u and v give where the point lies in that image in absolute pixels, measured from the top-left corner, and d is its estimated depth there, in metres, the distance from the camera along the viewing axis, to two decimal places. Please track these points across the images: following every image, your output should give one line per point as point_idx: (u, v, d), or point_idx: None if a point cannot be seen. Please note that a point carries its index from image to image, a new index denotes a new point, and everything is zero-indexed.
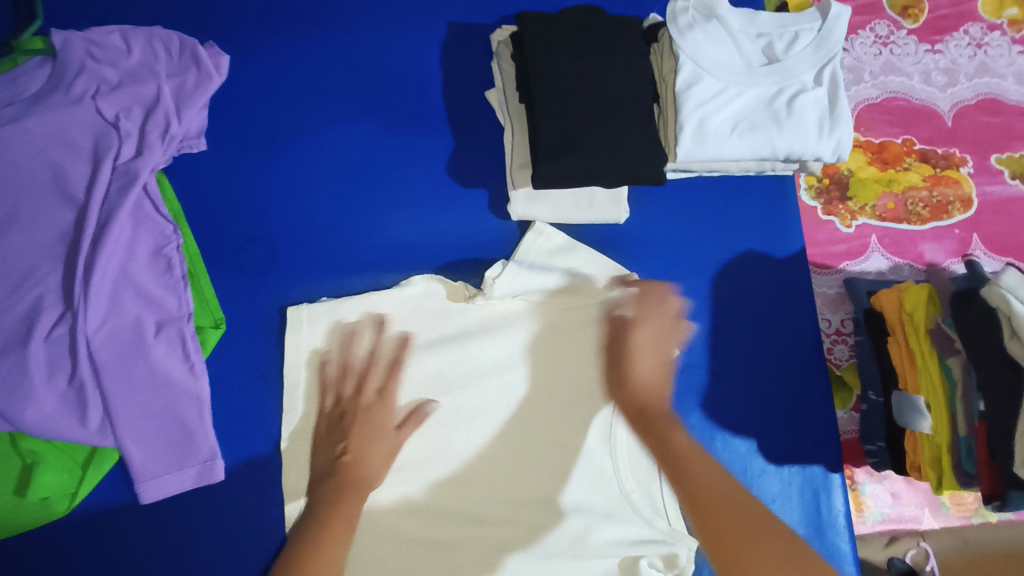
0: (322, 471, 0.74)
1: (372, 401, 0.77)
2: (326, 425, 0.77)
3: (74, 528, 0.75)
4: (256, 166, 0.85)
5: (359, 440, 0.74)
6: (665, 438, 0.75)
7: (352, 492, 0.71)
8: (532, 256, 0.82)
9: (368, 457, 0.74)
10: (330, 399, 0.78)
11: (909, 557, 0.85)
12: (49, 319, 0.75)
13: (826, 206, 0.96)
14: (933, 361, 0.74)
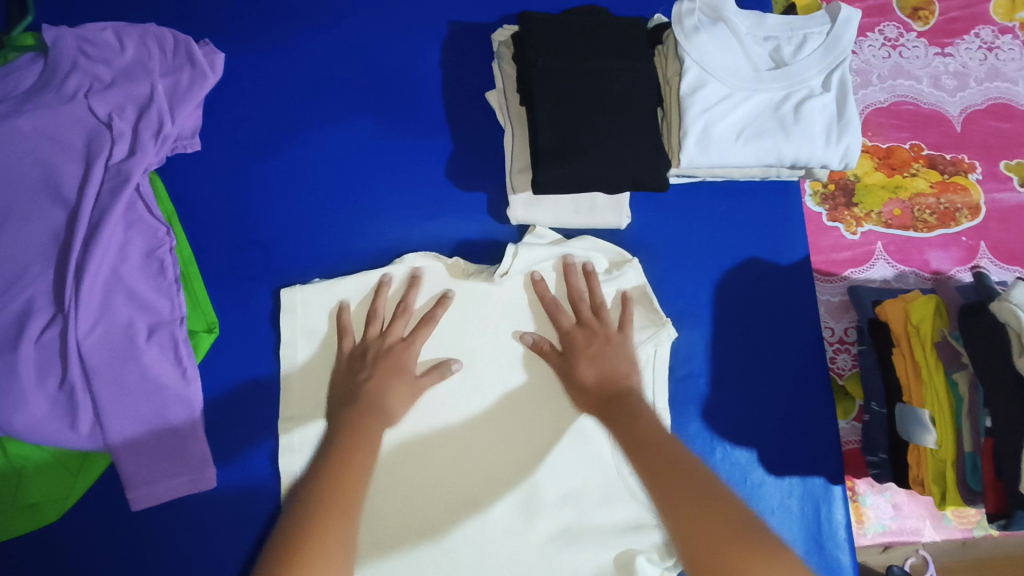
0: (342, 399, 0.70)
1: (400, 343, 0.75)
2: (348, 362, 0.74)
3: (63, 534, 0.74)
4: (250, 165, 0.84)
5: (383, 376, 0.72)
6: (628, 423, 0.64)
7: (371, 417, 0.67)
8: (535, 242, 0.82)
9: (391, 394, 0.71)
10: (351, 339, 0.77)
11: (908, 565, 0.88)
12: (40, 322, 0.74)
13: (831, 212, 0.94)
14: (939, 375, 0.73)
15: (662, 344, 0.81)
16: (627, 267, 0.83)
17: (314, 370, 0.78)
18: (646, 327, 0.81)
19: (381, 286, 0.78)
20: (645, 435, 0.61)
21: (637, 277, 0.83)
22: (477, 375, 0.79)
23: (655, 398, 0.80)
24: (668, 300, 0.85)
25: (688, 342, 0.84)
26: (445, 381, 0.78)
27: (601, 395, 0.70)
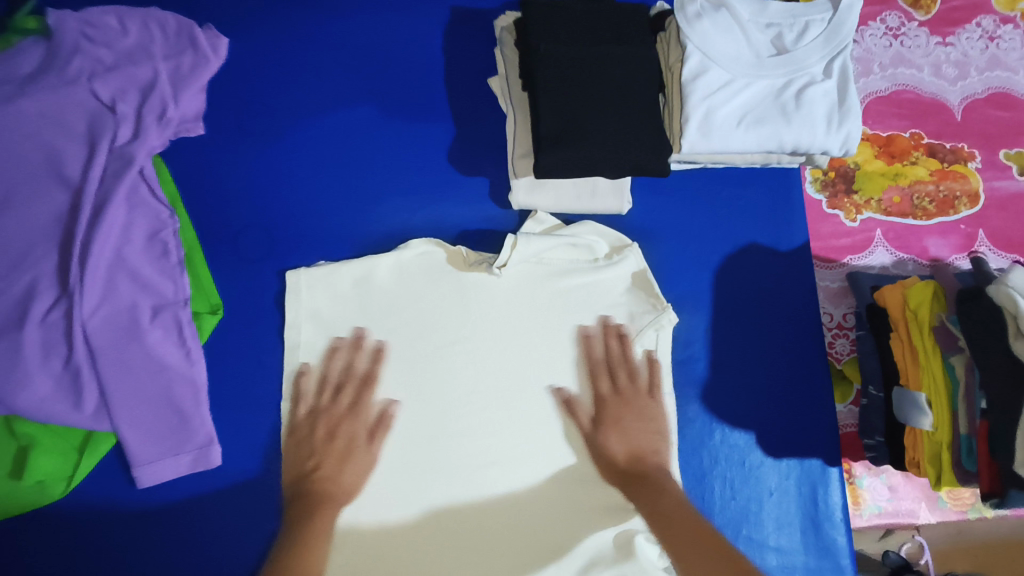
0: (297, 485, 0.72)
1: (352, 416, 0.76)
2: (302, 438, 0.75)
3: (65, 510, 0.75)
4: (253, 150, 0.84)
5: (335, 456, 0.74)
6: (649, 498, 0.69)
7: (326, 504, 0.70)
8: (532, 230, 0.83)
9: (344, 472, 0.73)
10: (303, 409, 0.77)
11: (903, 550, 0.86)
12: (45, 303, 0.74)
13: (831, 199, 0.95)
14: (936, 360, 0.74)
15: (663, 329, 0.83)
16: (627, 252, 0.84)
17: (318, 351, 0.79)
18: (646, 312, 0.83)
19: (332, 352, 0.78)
20: (673, 511, 0.67)
21: (637, 263, 0.84)
22: (478, 352, 0.81)
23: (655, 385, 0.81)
24: (667, 283, 0.86)
25: (690, 328, 0.85)
26: (459, 373, 0.80)
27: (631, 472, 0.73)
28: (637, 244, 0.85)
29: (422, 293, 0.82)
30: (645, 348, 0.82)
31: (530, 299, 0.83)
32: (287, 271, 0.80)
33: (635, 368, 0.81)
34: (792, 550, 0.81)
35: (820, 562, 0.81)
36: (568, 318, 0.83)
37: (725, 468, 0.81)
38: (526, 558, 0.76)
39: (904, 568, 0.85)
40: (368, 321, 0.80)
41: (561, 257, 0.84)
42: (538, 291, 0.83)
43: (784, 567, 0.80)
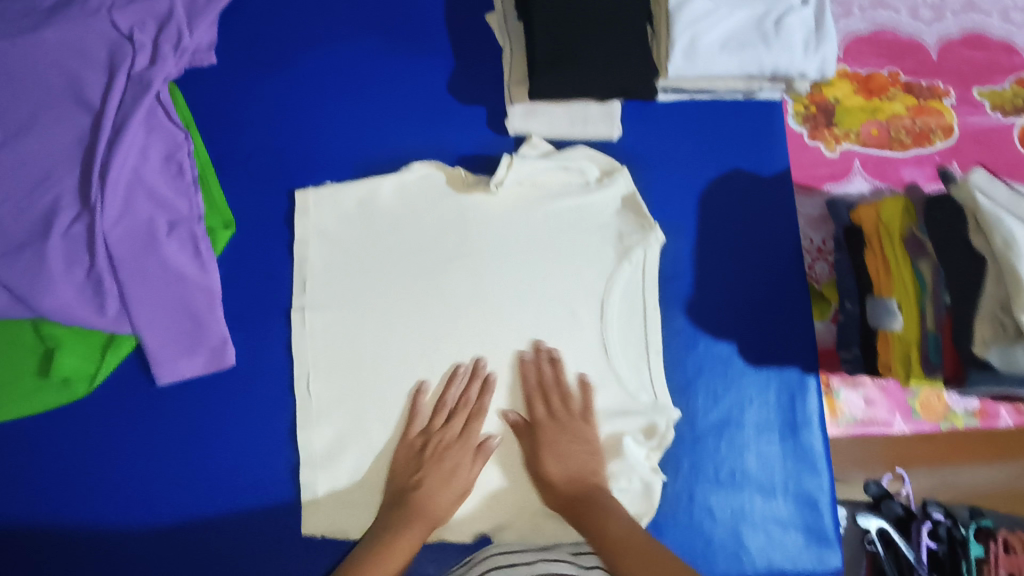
0: (398, 496, 0.75)
1: (461, 442, 0.79)
2: (407, 455, 0.78)
3: (89, 410, 0.80)
4: (263, 80, 0.89)
5: (439, 477, 0.76)
6: (592, 518, 0.71)
7: (413, 523, 0.72)
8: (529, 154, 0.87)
9: (442, 495, 0.75)
10: (416, 428, 0.79)
11: (885, 482, 0.94)
12: (69, 216, 0.79)
13: (812, 131, 1.00)
14: (906, 265, 0.79)
15: (652, 249, 0.87)
16: (616, 176, 0.89)
17: (324, 265, 0.84)
18: (635, 231, 0.88)
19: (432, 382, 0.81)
20: (618, 542, 0.67)
21: (627, 186, 0.89)
22: (477, 266, 0.85)
23: (645, 300, 0.86)
24: (655, 204, 0.90)
25: (675, 248, 0.89)
26: (458, 287, 0.85)
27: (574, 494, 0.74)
28: (625, 167, 0.90)
29: (423, 213, 0.86)
30: (635, 266, 0.87)
31: (525, 219, 0.87)
32: (296, 191, 0.85)
33: (568, 393, 0.82)
34: (772, 454, 0.86)
35: (799, 465, 0.86)
36: (562, 236, 0.87)
37: (709, 378, 0.86)
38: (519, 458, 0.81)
39: (885, 498, 0.93)
40: (373, 239, 0.85)
41: (554, 180, 0.88)
42: (534, 211, 0.87)
43: (763, 470, 0.85)
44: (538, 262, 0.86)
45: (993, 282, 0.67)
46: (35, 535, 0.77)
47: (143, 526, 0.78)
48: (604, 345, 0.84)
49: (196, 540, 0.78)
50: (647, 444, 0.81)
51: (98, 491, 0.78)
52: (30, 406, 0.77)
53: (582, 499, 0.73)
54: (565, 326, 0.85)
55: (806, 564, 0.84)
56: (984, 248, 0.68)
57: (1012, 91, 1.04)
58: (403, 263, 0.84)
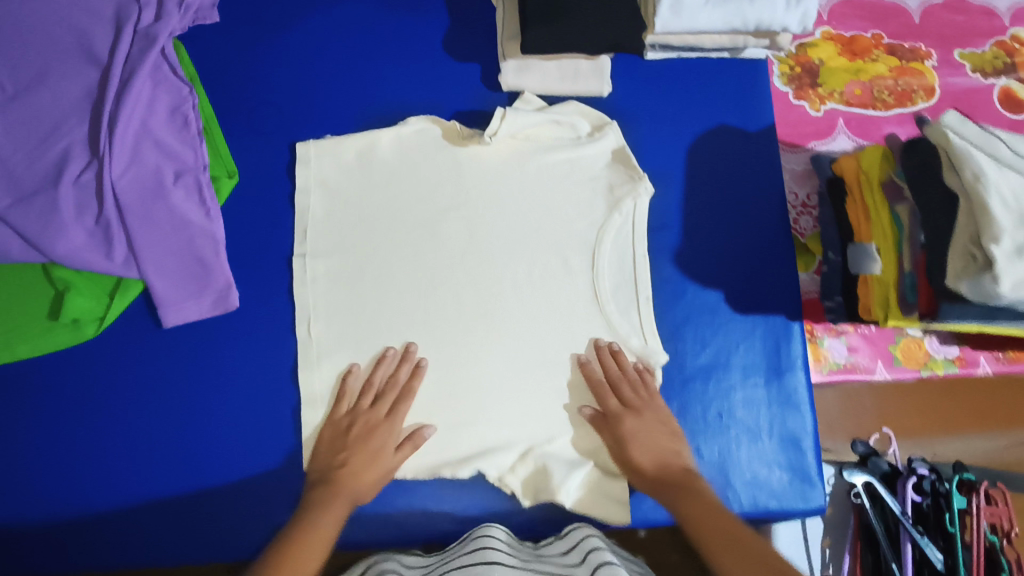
0: (319, 478, 0.77)
1: (383, 422, 0.79)
2: (334, 433, 0.79)
3: (99, 352, 0.83)
4: (266, 39, 0.92)
5: (361, 456, 0.77)
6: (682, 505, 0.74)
7: (334, 499, 0.74)
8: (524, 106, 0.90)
9: (365, 473, 0.76)
10: (344, 407, 0.81)
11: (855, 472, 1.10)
12: (78, 165, 0.82)
13: (797, 91, 1.03)
14: (884, 210, 0.82)
15: (640, 200, 0.90)
16: (607, 130, 0.92)
17: (324, 215, 0.87)
18: (625, 182, 0.91)
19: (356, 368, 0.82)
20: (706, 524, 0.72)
21: (616, 140, 0.92)
22: (471, 216, 0.88)
23: (634, 248, 0.89)
24: (643, 157, 0.93)
25: (664, 199, 0.92)
26: (453, 235, 0.87)
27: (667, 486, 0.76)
28: (616, 122, 0.93)
29: (419, 165, 0.89)
30: (625, 216, 0.89)
31: (518, 170, 0.90)
32: (297, 143, 0.88)
33: (635, 378, 0.83)
34: (758, 397, 0.88)
35: (784, 408, 0.89)
36: (554, 187, 0.90)
37: (697, 323, 0.89)
38: (513, 401, 0.83)
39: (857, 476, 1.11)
40: (371, 189, 0.88)
41: (547, 133, 0.91)
42: (527, 163, 0.90)
43: (749, 413, 0.88)
44: (530, 210, 0.89)
45: (964, 216, 0.69)
46: (49, 469, 0.80)
47: (151, 463, 0.81)
48: (596, 292, 0.87)
49: (201, 477, 0.80)
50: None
51: (107, 428, 0.81)
52: (42, 346, 0.81)
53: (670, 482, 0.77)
54: (557, 273, 0.87)
55: (791, 502, 0.86)
56: (954, 185, 0.70)
57: (992, 54, 1.07)
58: (400, 212, 0.87)
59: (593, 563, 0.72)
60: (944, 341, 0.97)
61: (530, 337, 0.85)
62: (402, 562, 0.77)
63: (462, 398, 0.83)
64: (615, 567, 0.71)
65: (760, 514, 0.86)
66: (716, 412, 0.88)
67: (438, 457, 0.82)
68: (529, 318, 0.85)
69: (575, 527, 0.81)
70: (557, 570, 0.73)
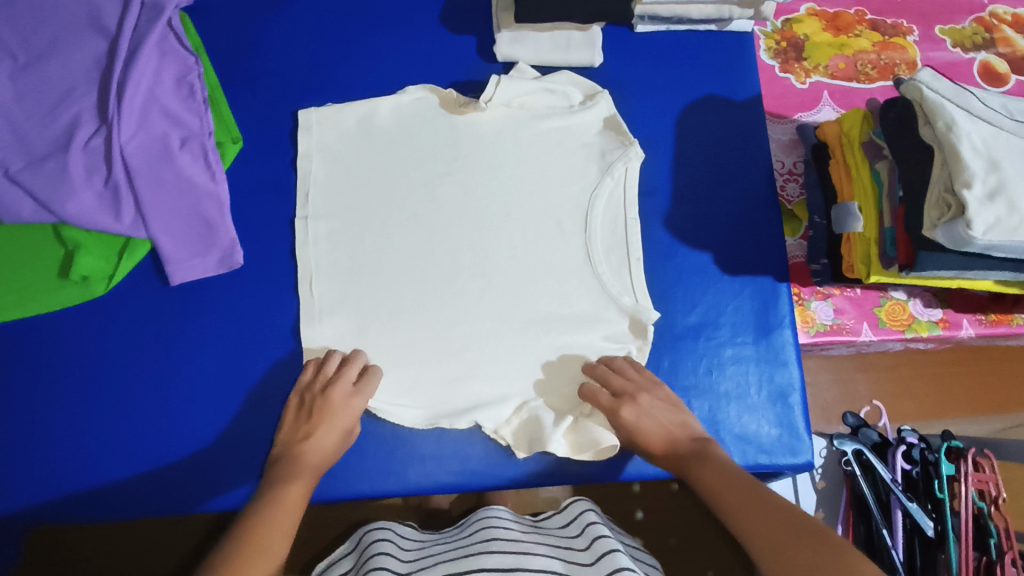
0: (281, 451, 0.76)
1: (339, 401, 0.78)
2: (297, 409, 0.79)
3: (108, 310, 0.86)
4: (269, 14, 0.96)
5: (325, 432, 0.76)
6: (696, 474, 0.72)
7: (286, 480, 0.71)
8: (518, 74, 0.93)
9: (314, 452, 0.75)
10: (303, 381, 0.81)
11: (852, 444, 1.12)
12: (87, 131, 0.84)
13: (783, 65, 1.07)
14: (866, 169, 0.86)
15: (630, 164, 0.93)
16: (599, 99, 0.95)
17: (325, 177, 0.90)
18: (617, 147, 0.93)
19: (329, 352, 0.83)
20: (718, 485, 0.70)
21: (608, 109, 0.94)
22: (467, 181, 0.90)
23: (626, 211, 0.92)
24: (634, 126, 0.97)
25: (654, 165, 0.96)
26: (449, 199, 0.90)
27: (675, 460, 0.75)
28: (607, 92, 0.95)
29: (419, 132, 0.92)
30: (617, 180, 0.92)
31: (513, 137, 0.92)
32: (299, 110, 0.92)
33: (619, 366, 0.83)
34: (746, 355, 0.91)
35: (771, 365, 0.91)
36: (547, 151, 0.92)
37: (687, 283, 0.92)
38: (509, 357, 0.85)
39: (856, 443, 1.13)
40: (369, 152, 0.91)
41: (537, 101, 0.93)
42: (522, 129, 0.93)
43: (738, 369, 0.90)
44: (524, 173, 0.91)
45: (938, 167, 0.72)
46: (59, 423, 0.82)
47: (156, 417, 0.83)
48: (588, 251, 0.89)
49: (204, 430, 0.83)
50: (632, 342, 0.88)
51: (114, 384, 0.84)
52: (52, 304, 0.84)
53: (682, 457, 0.75)
54: (551, 234, 0.90)
55: (780, 455, 0.88)
56: (930, 138, 0.73)
57: (972, 30, 1.11)
58: (398, 175, 0.90)
59: (591, 535, 0.75)
60: (928, 303, 0.99)
61: (524, 295, 0.87)
62: (398, 533, 0.79)
63: (459, 355, 0.85)
64: (612, 539, 0.73)
65: (750, 468, 0.88)
66: (707, 364, 0.90)
67: (437, 410, 0.84)
68: (524, 278, 0.88)
69: (573, 500, 0.84)
70: (557, 542, 0.76)
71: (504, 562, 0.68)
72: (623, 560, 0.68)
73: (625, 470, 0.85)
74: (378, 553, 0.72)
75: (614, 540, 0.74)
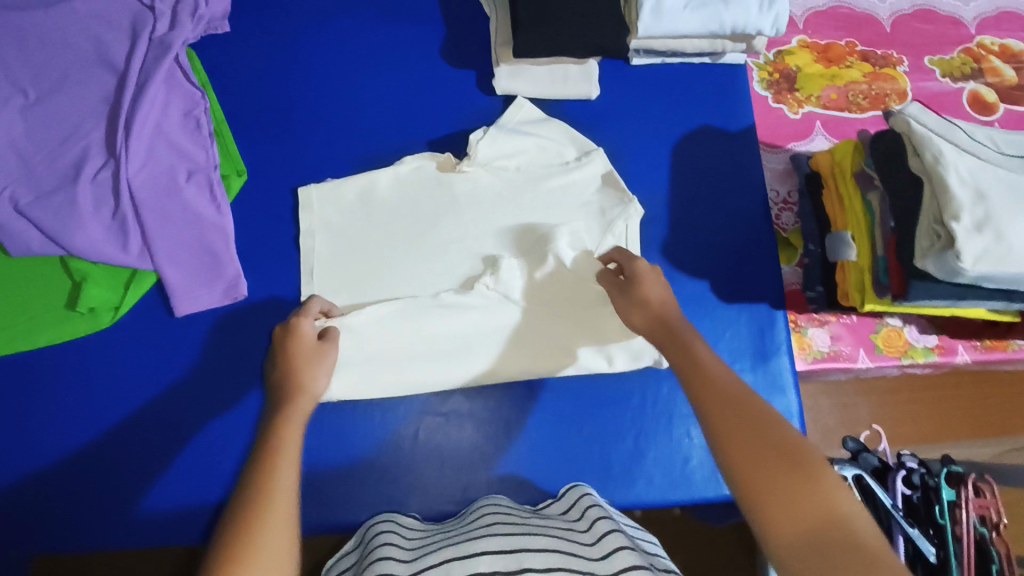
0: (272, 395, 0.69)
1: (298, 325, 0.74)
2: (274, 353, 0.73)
3: (114, 341, 0.87)
4: (274, 49, 0.98)
5: (298, 359, 0.71)
6: (682, 348, 0.68)
7: (282, 408, 0.65)
8: (512, 123, 0.94)
9: (302, 375, 0.69)
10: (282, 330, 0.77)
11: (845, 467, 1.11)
12: (96, 165, 0.86)
13: (776, 95, 1.09)
14: (858, 199, 0.87)
15: (630, 220, 0.92)
16: (593, 156, 0.95)
17: (329, 254, 0.90)
18: (616, 203, 0.93)
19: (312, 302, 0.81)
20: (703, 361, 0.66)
21: (604, 165, 0.94)
22: (467, 213, 0.92)
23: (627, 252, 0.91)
24: (629, 156, 0.99)
25: (650, 194, 0.97)
26: (453, 229, 0.91)
27: (663, 331, 0.71)
28: (602, 150, 0.96)
29: (418, 203, 0.92)
30: (618, 237, 0.91)
31: (514, 190, 0.93)
32: (299, 188, 0.92)
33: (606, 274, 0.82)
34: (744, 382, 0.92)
35: (769, 391, 0.92)
36: (548, 212, 0.93)
37: (685, 311, 0.93)
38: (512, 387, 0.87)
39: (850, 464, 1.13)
40: (371, 227, 0.90)
41: (526, 158, 0.94)
42: (522, 181, 0.93)
43: None
44: (521, 205, 0.93)
45: (928, 198, 0.74)
46: (69, 454, 0.84)
47: (160, 444, 0.85)
48: (591, 307, 0.87)
49: (209, 456, 0.85)
50: None
51: (119, 414, 0.85)
52: (57, 335, 0.85)
53: (672, 327, 0.71)
54: (552, 289, 0.87)
55: None
56: (919, 169, 0.75)
57: (960, 60, 1.14)
58: (401, 247, 0.90)
59: (591, 517, 0.75)
60: (923, 329, 1.00)
61: (526, 356, 0.88)
62: (401, 523, 0.80)
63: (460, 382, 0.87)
64: (612, 520, 0.74)
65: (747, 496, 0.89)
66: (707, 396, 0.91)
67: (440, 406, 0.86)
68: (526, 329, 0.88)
69: (567, 487, 0.84)
70: (558, 524, 0.76)
71: (505, 545, 0.67)
72: (622, 538, 0.69)
73: (625, 496, 0.87)
74: (383, 543, 0.73)
75: (615, 521, 0.75)
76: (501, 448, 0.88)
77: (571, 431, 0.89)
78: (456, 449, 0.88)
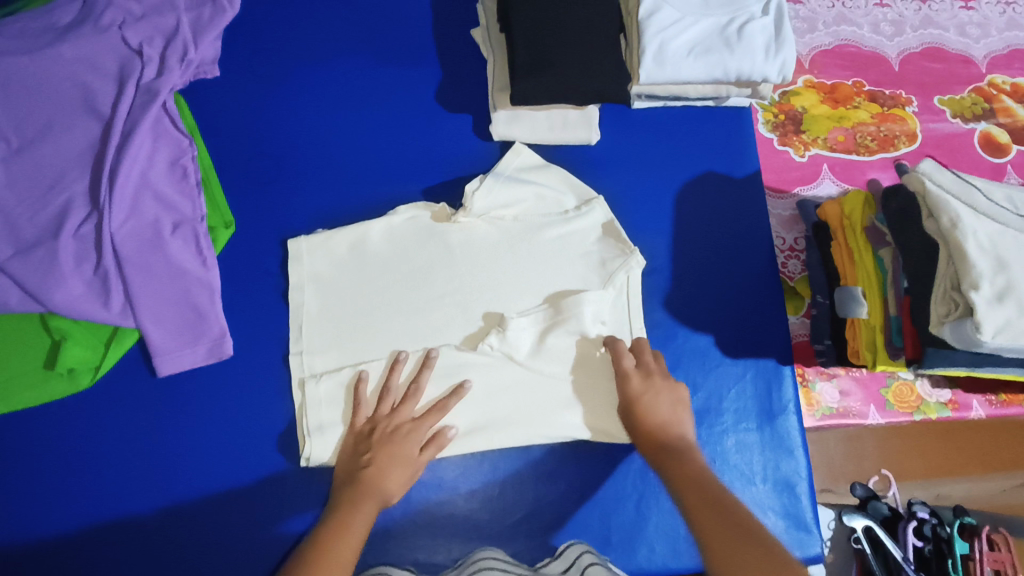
0: (345, 479, 0.76)
1: (405, 423, 0.79)
2: (357, 437, 0.79)
3: (97, 401, 0.84)
4: (265, 94, 0.96)
5: (387, 455, 0.76)
6: (676, 466, 0.69)
7: (358, 502, 0.72)
8: (508, 170, 0.90)
9: (390, 474, 0.75)
10: (365, 413, 0.80)
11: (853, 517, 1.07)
12: (78, 217, 0.83)
13: (781, 138, 1.06)
14: (868, 254, 0.84)
15: (632, 273, 0.89)
16: (594, 205, 0.92)
17: (319, 309, 0.86)
18: (617, 255, 0.89)
19: (396, 364, 0.81)
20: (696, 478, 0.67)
21: (604, 214, 0.92)
22: (462, 265, 0.88)
23: (630, 306, 0.88)
24: (632, 204, 0.95)
25: (653, 244, 0.94)
26: (449, 282, 0.87)
27: (655, 449, 0.73)
28: (603, 199, 0.93)
29: (413, 255, 0.88)
30: (619, 289, 0.88)
31: (511, 240, 0.90)
32: (289, 239, 0.89)
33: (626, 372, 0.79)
34: (751, 441, 0.88)
35: (777, 452, 0.89)
36: (548, 263, 0.89)
37: (689, 367, 0.89)
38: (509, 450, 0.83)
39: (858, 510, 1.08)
40: (363, 282, 0.87)
41: (524, 207, 0.90)
42: (520, 230, 0.90)
43: (743, 457, 0.88)
44: (518, 256, 0.89)
45: (944, 264, 0.71)
46: (51, 521, 0.80)
47: (145, 510, 0.82)
48: (589, 365, 0.84)
49: (195, 522, 0.82)
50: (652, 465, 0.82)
51: (102, 479, 0.82)
52: (36, 396, 0.82)
53: (664, 445, 0.72)
54: (552, 347, 0.84)
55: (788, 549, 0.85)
56: (935, 233, 0.72)
57: (971, 99, 1.10)
58: (394, 303, 0.86)
59: None
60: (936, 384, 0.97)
61: (523, 417, 0.84)
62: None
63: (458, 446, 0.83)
64: None
65: None
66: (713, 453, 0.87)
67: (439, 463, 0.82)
68: (525, 390, 0.84)
69: (566, 545, 0.80)
70: None
71: None
72: None
73: (628, 562, 0.84)
74: None
75: None
76: (498, 514, 0.84)
77: (570, 495, 0.85)
78: (450, 515, 0.84)
